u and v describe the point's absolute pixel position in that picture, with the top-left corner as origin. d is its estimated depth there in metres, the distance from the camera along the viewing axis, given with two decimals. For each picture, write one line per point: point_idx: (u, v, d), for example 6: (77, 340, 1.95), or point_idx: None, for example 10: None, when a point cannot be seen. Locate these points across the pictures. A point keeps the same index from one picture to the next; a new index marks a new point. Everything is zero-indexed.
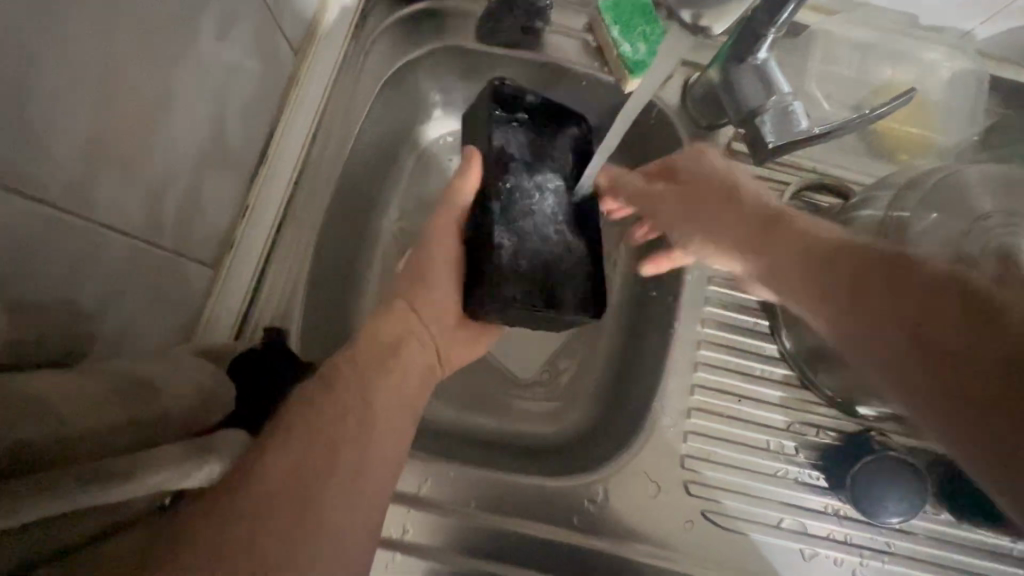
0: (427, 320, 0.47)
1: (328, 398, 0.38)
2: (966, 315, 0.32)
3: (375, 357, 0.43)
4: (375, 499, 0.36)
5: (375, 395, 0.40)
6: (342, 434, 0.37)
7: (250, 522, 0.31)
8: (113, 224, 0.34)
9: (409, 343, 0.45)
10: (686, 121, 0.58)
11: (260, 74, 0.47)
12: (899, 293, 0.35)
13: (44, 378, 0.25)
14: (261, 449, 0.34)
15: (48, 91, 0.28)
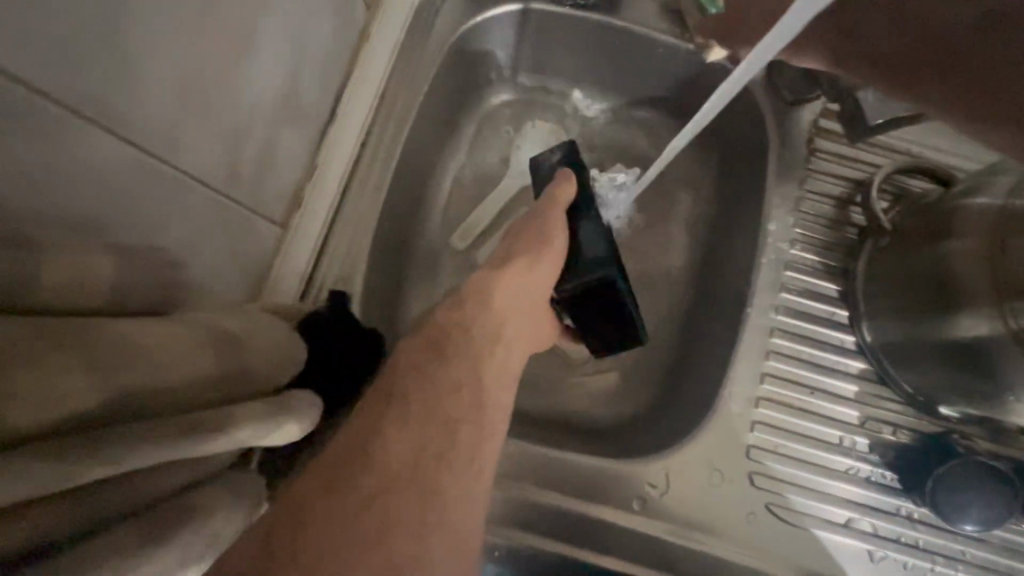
0: (521, 296, 0.43)
1: (445, 371, 0.37)
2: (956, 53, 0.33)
3: (484, 328, 0.41)
4: (486, 482, 0.35)
5: (486, 374, 0.39)
6: (457, 411, 0.36)
7: (381, 504, 0.30)
8: (195, 173, 0.33)
9: (517, 310, 0.43)
10: (770, 95, 0.54)
11: (333, 28, 0.45)
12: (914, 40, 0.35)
13: (141, 325, 0.24)
14: (383, 424, 0.33)
15: (145, 29, 0.27)
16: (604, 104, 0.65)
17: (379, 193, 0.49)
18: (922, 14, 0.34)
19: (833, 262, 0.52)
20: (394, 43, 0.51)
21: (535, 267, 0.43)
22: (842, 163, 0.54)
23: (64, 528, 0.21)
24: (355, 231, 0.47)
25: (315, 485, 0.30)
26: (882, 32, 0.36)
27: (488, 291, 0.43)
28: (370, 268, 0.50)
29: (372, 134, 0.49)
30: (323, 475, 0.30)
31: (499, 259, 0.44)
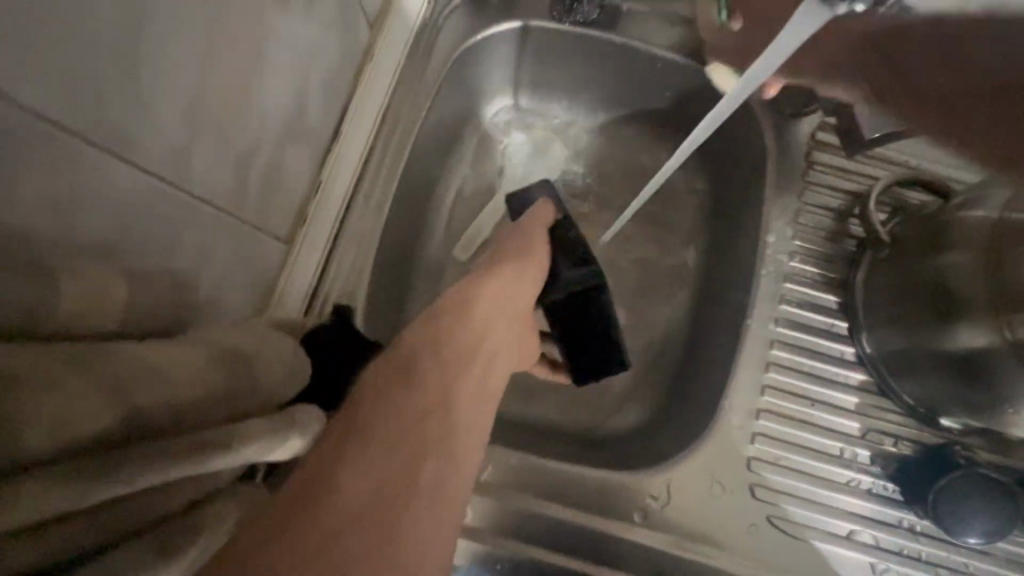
0: (500, 310, 0.43)
1: (413, 394, 0.34)
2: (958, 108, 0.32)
3: (457, 347, 0.39)
4: (456, 524, 0.30)
5: (456, 397, 0.36)
6: (423, 439, 0.32)
7: (325, 558, 0.25)
8: (204, 194, 0.34)
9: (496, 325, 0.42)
10: (768, 109, 0.55)
11: (338, 49, 0.46)
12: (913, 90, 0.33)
13: (156, 346, 0.25)
14: (334, 458, 0.29)
15: (157, 58, 0.28)
16: (604, 118, 0.66)
17: (382, 209, 0.50)
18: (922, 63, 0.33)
19: (832, 274, 0.53)
20: (396, 61, 0.52)
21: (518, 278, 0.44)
22: (840, 176, 0.55)
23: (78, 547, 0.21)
24: (359, 246, 0.48)
25: (241, 539, 0.25)
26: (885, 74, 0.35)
27: (462, 308, 0.41)
28: (373, 282, 0.50)
29: (375, 151, 0.51)
30: (252, 525, 0.25)
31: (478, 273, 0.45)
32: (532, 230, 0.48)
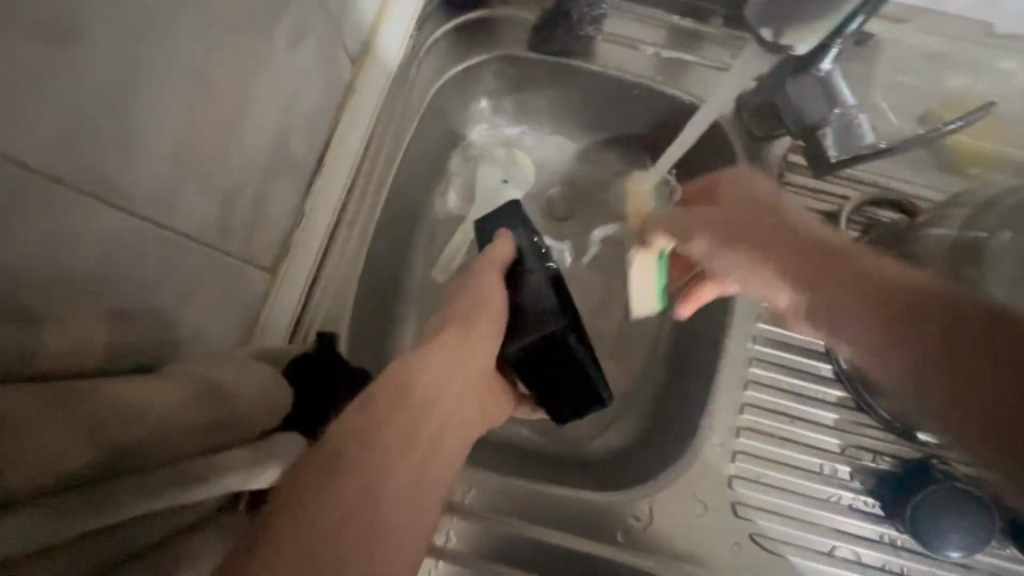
0: (455, 373, 0.42)
1: (337, 494, 0.32)
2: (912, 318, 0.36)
3: (400, 426, 0.37)
4: None
5: (388, 492, 0.34)
6: (343, 553, 0.30)
7: None
8: (188, 232, 0.35)
9: (442, 393, 0.41)
10: (740, 134, 0.57)
11: (320, 84, 0.48)
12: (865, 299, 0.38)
13: (134, 382, 0.26)
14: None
15: (138, 105, 0.29)
16: (584, 142, 0.67)
17: (366, 237, 0.51)
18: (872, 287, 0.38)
19: None
20: (379, 93, 0.54)
21: (471, 337, 0.43)
22: (813, 195, 0.56)
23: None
24: (344, 273, 0.50)
25: None
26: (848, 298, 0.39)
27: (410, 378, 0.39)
28: (357, 308, 0.51)
29: (359, 181, 0.52)
30: None
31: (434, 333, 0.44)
32: (487, 269, 0.45)
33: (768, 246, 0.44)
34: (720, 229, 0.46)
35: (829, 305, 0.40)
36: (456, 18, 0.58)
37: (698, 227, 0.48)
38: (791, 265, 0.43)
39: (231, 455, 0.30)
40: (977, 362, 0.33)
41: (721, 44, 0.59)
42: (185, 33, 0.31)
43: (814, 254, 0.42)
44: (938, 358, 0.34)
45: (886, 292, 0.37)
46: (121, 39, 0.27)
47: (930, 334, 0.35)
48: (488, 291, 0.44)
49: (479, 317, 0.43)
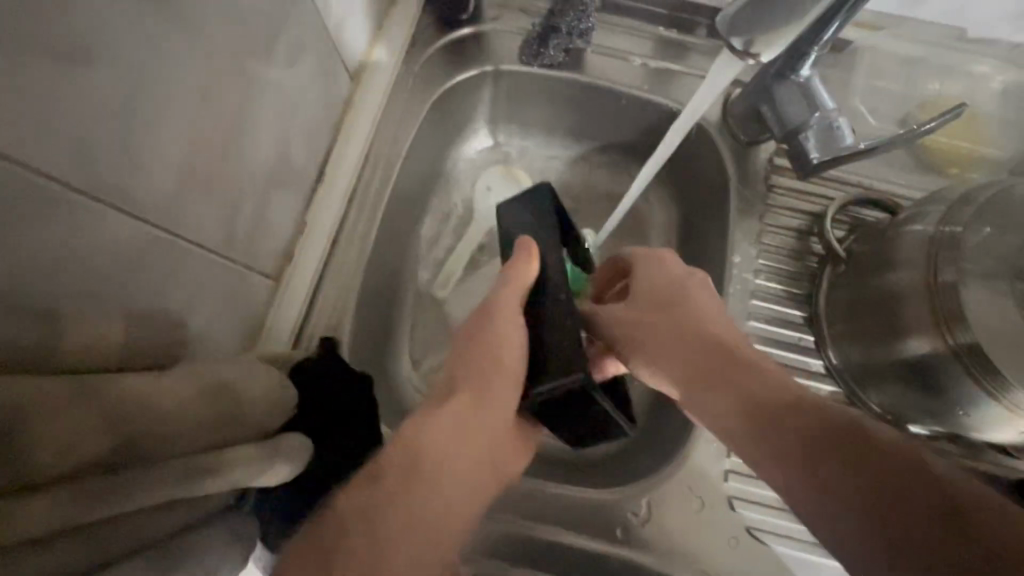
0: (462, 436, 0.41)
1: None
2: (861, 475, 0.30)
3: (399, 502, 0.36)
4: None
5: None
6: None
7: None
8: (195, 239, 0.36)
9: (455, 460, 0.40)
10: (727, 138, 0.59)
11: (320, 98, 0.50)
12: (784, 424, 0.34)
13: (151, 378, 0.27)
14: None
15: (153, 118, 0.31)
16: (575, 151, 0.69)
17: (365, 245, 0.53)
18: (782, 409, 0.35)
19: (797, 290, 0.56)
20: (377, 106, 0.56)
21: (481, 394, 0.42)
22: (799, 197, 0.58)
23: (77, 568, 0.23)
24: (344, 279, 0.51)
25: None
26: (746, 409, 0.36)
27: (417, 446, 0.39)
28: (358, 314, 0.53)
29: (359, 190, 0.54)
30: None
31: (445, 391, 0.43)
32: (507, 316, 0.43)
33: (682, 341, 0.41)
34: (645, 343, 0.43)
35: (765, 427, 0.35)
36: (450, 34, 0.60)
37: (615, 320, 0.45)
38: (718, 384, 0.38)
39: (239, 451, 0.31)
40: (859, 492, 0.29)
41: (705, 54, 0.61)
42: (195, 50, 0.33)
43: (737, 386, 0.37)
44: (847, 493, 0.30)
45: (817, 431, 0.33)
46: (138, 58, 0.29)
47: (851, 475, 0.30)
48: (506, 342, 0.42)
49: (496, 371, 0.42)
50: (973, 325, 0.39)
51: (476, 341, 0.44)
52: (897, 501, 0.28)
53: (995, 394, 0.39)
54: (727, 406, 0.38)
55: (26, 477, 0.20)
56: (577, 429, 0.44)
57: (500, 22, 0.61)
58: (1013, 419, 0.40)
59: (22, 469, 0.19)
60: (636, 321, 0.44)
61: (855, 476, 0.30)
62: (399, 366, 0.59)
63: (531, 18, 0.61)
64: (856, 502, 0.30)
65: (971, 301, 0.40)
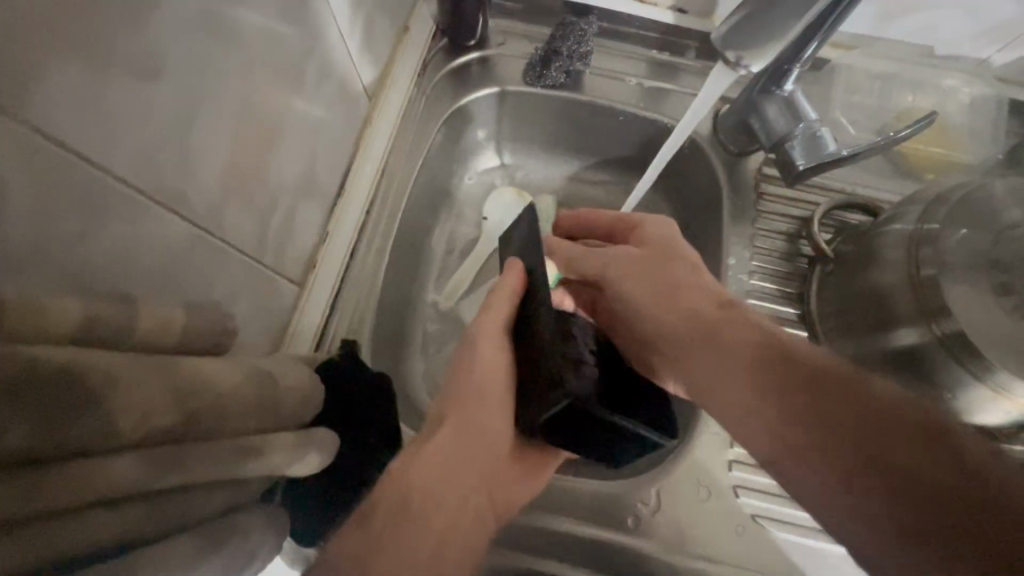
0: (457, 463, 0.40)
1: None
2: (886, 452, 0.31)
3: (405, 530, 0.35)
4: None
5: None
6: None
7: None
8: (232, 243, 0.39)
9: (452, 492, 0.38)
10: (717, 150, 0.63)
11: (342, 117, 0.53)
12: (813, 395, 0.34)
13: (205, 362, 0.30)
14: None
15: (197, 130, 0.34)
16: (576, 165, 0.73)
17: (382, 253, 0.56)
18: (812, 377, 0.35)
19: (789, 289, 0.59)
20: (393, 124, 0.59)
21: (471, 418, 0.42)
22: (788, 204, 0.62)
23: (150, 530, 0.25)
24: (363, 286, 0.54)
25: None
26: (774, 374, 0.36)
27: (415, 474, 0.38)
28: (376, 319, 0.55)
29: (376, 202, 0.57)
30: None
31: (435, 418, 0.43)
32: (489, 338, 0.44)
33: (691, 300, 0.42)
34: (650, 294, 0.44)
35: (781, 385, 0.35)
36: (458, 59, 0.65)
37: (619, 269, 0.46)
38: (722, 333, 0.39)
39: (278, 436, 0.33)
40: (882, 450, 0.31)
41: (695, 74, 0.66)
42: (236, 70, 0.36)
43: (741, 334, 0.39)
44: (859, 455, 0.32)
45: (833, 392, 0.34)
46: (187, 78, 0.32)
47: (874, 440, 0.32)
48: (489, 363, 0.43)
49: (489, 400, 0.42)
50: (954, 314, 0.43)
51: (461, 365, 0.44)
52: (914, 467, 0.30)
53: (980, 375, 0.42)
54: (728, 349, 0.38)
55: (103, 438, 0.22)
56: (605, 446, 0.40)
57: (504, 48, 0.66)
58: (998, 399, 0.43)
59: (100, 429, 0.22)
60: (639, 273, 0.45)
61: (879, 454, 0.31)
62: (415, 370, 0.62)
63: (533, 43, 0.66)
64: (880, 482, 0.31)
65: (950, 292, 0.43)
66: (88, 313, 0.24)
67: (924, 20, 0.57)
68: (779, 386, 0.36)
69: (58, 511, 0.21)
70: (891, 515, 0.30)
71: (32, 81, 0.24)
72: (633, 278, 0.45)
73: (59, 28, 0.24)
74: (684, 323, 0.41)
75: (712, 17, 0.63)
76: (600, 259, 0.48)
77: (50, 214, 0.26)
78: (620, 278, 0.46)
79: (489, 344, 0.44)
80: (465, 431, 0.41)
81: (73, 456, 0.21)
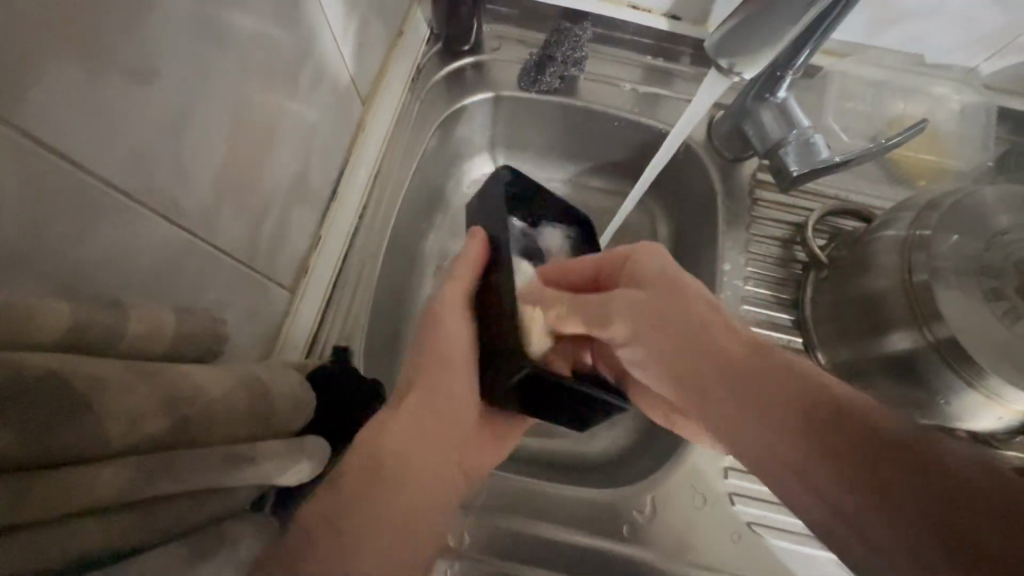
0: (425, 425, 0.43)
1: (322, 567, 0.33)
2: (921, 488, 0.25)
3: (374, 487, 0.38)
4: None
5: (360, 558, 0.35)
6: None
7: None
8: (223, 248, 0.39)
9: (422, 453, 0.42)
10: (712, 156, 0.63)
11: (335, 120, 0.53)
12: (806, 412, 0.30)
13: (196, 369, 0.29)
14: None
15: (191, 132, 0.33)
16: (571, 170, 0.73)
17: (376, 258, 0.56)
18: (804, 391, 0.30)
19: (784, 295, 0.59)
20: (387, 128, 0.59)
21: (439, 383, 0.45)
22: (782, 210, 0.62)
23: (142, 539, 0.24)
24: (356, 291, 0.54)
25: None
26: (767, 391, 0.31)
27: (382, 438, 0.40)
28: (369, 325, 0.55)
29: (369, 207, 0.57)
30: None
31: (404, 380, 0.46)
32: (453, 306, 0.48)
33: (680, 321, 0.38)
34: (652, 331, 0.39)
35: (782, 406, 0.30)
36: (453, 64, 0.65)
37: (619, 307, 0.42)
38: (717, 350, 0.35)
39: (270, 445, 0.33)
40: (902, 479, 0.25)
41: (690, 80, 0.66)
42: (230, 73, 0.36)
43: (733, 351, 0.34)
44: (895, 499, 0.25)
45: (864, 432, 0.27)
46: (182, 80, 0.32)
47: (928, 494, 0.24)
48: (455, 329, 0.47)
49: (454, 367, 0.46)
50: (948, 320, 0.43)
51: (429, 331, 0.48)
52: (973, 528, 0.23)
53: (972, 380, 0.42)
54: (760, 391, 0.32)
55: (93, 446, 0.21)
56: (564, 408, 0.47)
57: (499, 53, 0.66)
58: (991, 405, 0.43)
59: (89, 438, 0.21)
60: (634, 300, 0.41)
61: (924, 490, 0.25)
62: None
63: (528, 49, 0.66)
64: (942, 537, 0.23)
65: (944, 297, 0.43)
66: (77, 318, 0.23)
67: (913, 29, 0.58)
68: (780, 407, 0.31)
69: (44, 521, 0.20)
70: (911, 558, 0.24)
71: (27, 82, 0.23)
72: (633, 317, 0.40)
73: (58, 30, 0.24)
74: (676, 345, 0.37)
75: (706, 24, 0.64)
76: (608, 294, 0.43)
77: (37, 219, 0.25)
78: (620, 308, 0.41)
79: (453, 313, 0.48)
80: (433, 394, 0.45)
81: (60, 464, 0.20)
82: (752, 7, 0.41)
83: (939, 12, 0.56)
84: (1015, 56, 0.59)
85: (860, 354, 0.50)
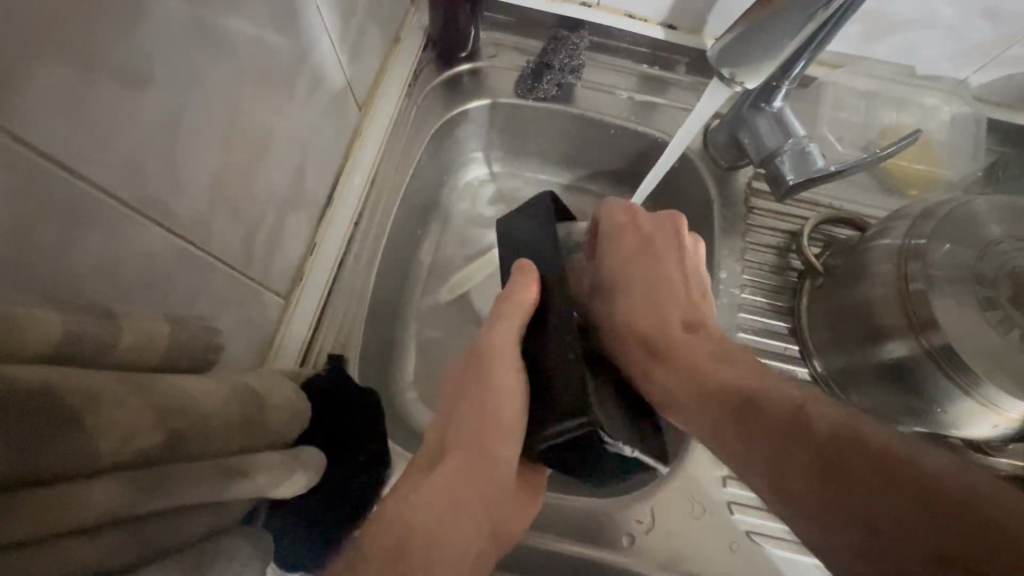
0: (464, 497, 0.41)
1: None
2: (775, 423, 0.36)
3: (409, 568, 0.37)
4: None
5: None
6: None
7: None
8: (218, 257, 0.38)
9: (450, 526, 0.40)
10: (708, 165, 0.64)
11: (332, 126, 0.53)
12: (721, 376, 0.41)
13: (190, 380, 0.28)
14: None
15: (187, 138, 0.33)
16: (566, 177, 0.73)
17: (371, 265, 0.55)
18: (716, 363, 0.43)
19: (780, 303, 0.59)
20: (382, 134, 0.59)
21: (484, 448, 0.43)
22: (776, 218, 0.63)
23: (132, 558, 0.23)
24: (352, 299, 0.53)
25: None
26: (702, 362, 0.43)
27: (426, 502, 0.40)
28: (364, 332, 0.54)
29: (365, 213, 0.56)
30: None
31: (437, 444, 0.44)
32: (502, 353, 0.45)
33: (645, 296, 0.50)
34: (625, 291, 0.51)
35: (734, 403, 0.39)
36: (450, 70, 0.65)
37: (613, 261, 0.53)
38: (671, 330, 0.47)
39: (264, 458, 0.31)
40: (769, 426, 0.36)
41: (685, 90, 0.67)
42: (226, 77, 0.35)
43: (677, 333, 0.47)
44: (848, 490, 0.31)
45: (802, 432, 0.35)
46: (178, 86, 0.31)
47: (812, 455, 0.33)
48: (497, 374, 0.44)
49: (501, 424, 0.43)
50: (943, 328, 0.43)
51: (471, 384, 0.46)
52: (925, 506, 0.28)
53: (969, 389, 0.43)
54: (705, 380, 0.42)
55: (84, 462, 0.21)
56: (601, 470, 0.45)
57: (495, 60, 0.66)
58: (986, 414, 0.43)
59: (81, 454, 0.20)
60: (632, 275, 0.52)
61: (777, 421, 0.36)
62: (401, 385, 0.60)
63: (524, 56, 0.66)
64: (785, 454, 0.35)
65: (939, 307, 0.44)
66: (65, 330, 0.22)
67: (906, 39, 0.59)
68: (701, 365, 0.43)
69: (26, 543, 0.19)
70: (778, 471, 0.35)
71: (18, 80, 0.22)
72: (616, 278, 0.52)
73: (55, 36, 0.23)
74: (641, 316, 0.49)
75: (702, 33, 0.64)
76: (611, 252, 0.54)
77: (30, 228, 0.25)
78: (611, 270, 0.53)
79: (501, 360, 0.45)
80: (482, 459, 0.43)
81: (44, 482, 0.19)
82: (753, 19, 0.41)
83: (931, 24, 0.56)
84: (1003, 68, 0.60)
85: (855, 362, 0.51)
